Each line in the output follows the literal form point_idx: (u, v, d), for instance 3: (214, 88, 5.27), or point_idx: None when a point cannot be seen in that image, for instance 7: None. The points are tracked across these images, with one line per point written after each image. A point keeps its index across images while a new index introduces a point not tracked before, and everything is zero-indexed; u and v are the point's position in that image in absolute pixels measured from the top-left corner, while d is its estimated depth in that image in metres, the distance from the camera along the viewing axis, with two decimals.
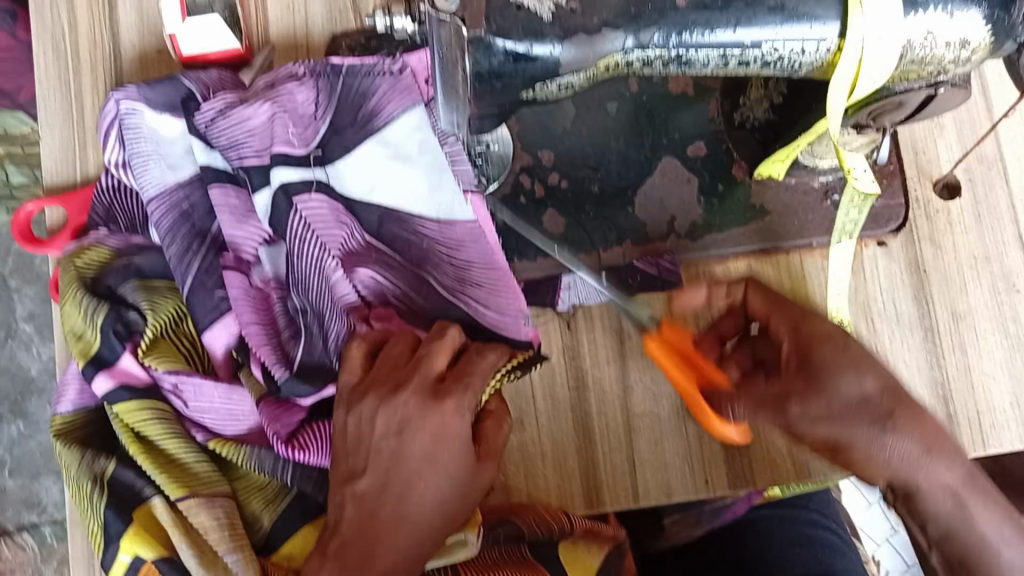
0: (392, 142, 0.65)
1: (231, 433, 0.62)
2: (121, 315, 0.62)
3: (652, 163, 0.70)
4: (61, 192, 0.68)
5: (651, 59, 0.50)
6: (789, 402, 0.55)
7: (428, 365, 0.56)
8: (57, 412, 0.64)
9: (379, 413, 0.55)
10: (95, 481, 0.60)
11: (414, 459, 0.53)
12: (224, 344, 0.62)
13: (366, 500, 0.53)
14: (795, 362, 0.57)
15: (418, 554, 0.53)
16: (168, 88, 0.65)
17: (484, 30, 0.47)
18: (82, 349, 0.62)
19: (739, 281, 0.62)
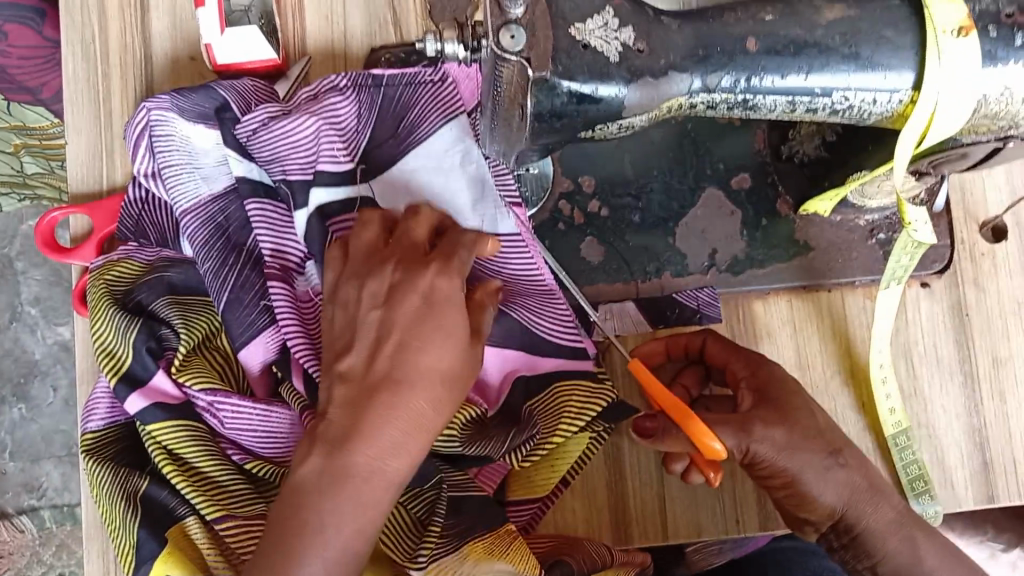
0: (431, 152, 0.62)
1: (267, 453, 0.60)
2: (154, 331, 0.61)
3: (695, 194, 0.68)
4: (87, 199, 0.66)
5: (717, 102, 0.48)
6: (754, 424, 0.58)
7: (408, 239, 0.55)
8: (86, 429, 0.62)
9: (366, 285, 0.54)
10: (127, 501, 0.58)
11: (404, 325, 0.52)
12: (261, 360, 0.60)
13: (355, 376, 0.52)
14: (754, 398, 0.60)
15: (414, 430, 0.51)
16: (201, 97, 0.62)
17: (550, 71, 0.44)
18: (112, 365, 0.60)
19: (701, 330, 0.64)
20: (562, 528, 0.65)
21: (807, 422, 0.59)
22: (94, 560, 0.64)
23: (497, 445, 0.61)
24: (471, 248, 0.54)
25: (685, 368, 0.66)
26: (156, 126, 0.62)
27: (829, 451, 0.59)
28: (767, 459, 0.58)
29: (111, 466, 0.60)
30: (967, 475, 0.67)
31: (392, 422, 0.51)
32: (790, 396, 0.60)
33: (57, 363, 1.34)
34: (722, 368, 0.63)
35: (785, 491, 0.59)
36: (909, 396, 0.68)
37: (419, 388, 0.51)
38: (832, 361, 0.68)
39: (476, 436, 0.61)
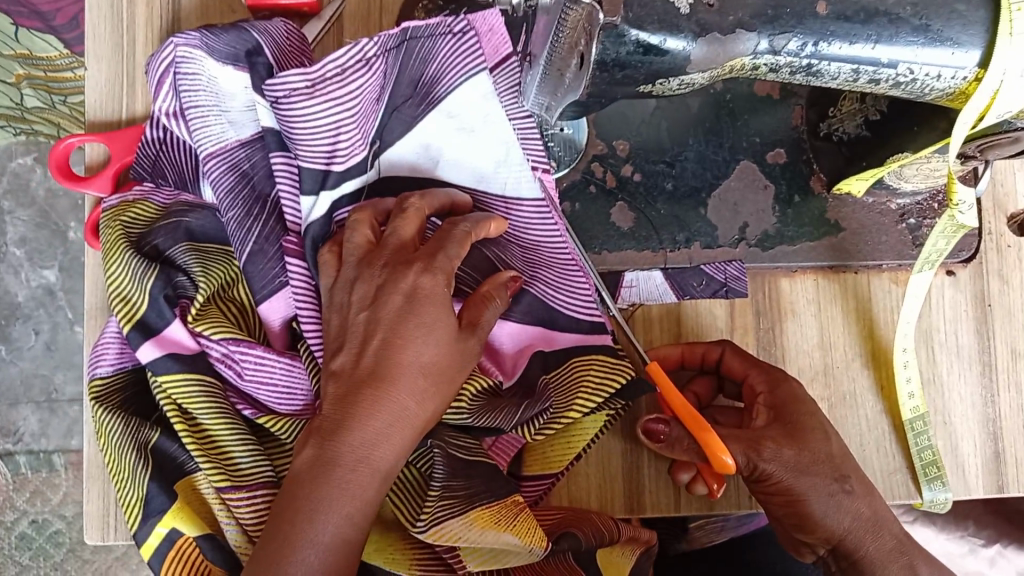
0: (454, 113, 0.57)
1: (284, 410, 0.57)
2: (170, 279, 0.57)
3: (730, 165, 0.67)
4: (106, 129, 0.64)
5: (780, 65, 0.47)
6: (765, 443, 0.59)
7: (396, 236, 0.53)
8: (92, 377, 0.58)
9: (357, 285, 0.52)
10: (137, 454, 0.56)
11: (390, 320, 0.50)
12: (282, 315, 0.58)
13: (346, 371, 0.50)
14: (772, 416, 0.61)
15: (402, 427, 0.49)
16: (233, 37, 0.57)
17: (620, 18, 0.43)
18: (126, 312, 0.57)
19: (719, 340, 0.64)
20: (575, 498, 0.64)
21: (818, 448, 0.60)
22: (94, 502, 0.62)
23: (508, 416, 0.58)
24: (460, 245, 0.52)
25: (699, 377, 0.66)
26: (181, 65, 0.57)
27: (836, 477, 0.60)
28: (777, 478, 0.59)
29: (119, 416, 0.57)
30: (978, 464, 0.67)
31: (380, 419, 0.48)
32: (806, 415, 0.61)
33: (41, 308, 1.30)
34: (738, 380, 0.64)
35: (788, 507, 0.60)
36: (928, 383, 0.68)
37: (408, 381, 0.49)
38: (854, 343, 0.68)
39: (485, 408, 0.58)
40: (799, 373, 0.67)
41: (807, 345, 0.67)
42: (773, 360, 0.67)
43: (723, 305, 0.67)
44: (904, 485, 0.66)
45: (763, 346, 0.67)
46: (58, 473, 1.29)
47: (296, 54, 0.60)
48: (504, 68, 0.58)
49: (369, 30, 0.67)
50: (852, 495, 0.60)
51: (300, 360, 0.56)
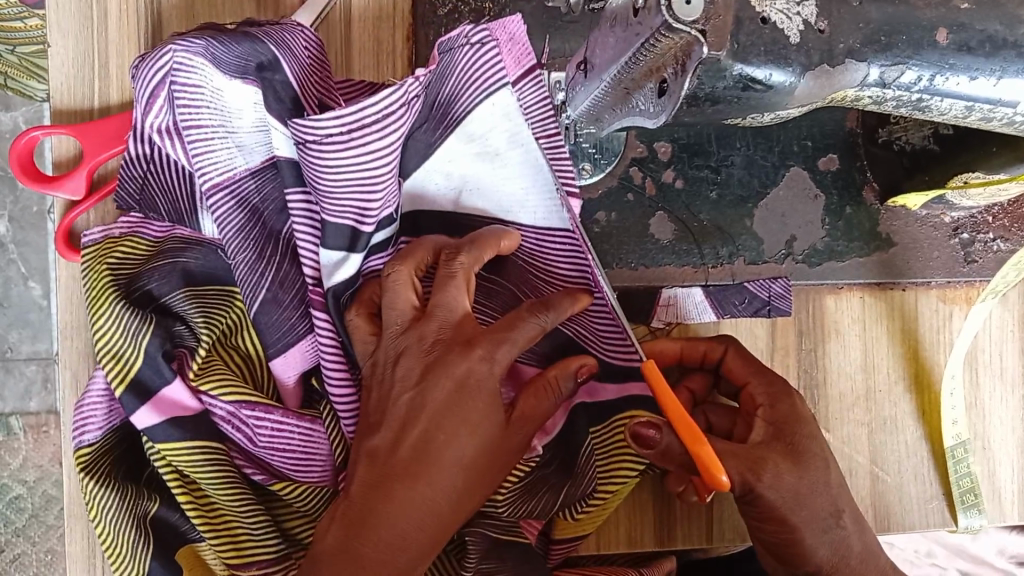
0: (476, 135, 0.51)
1: (303, 478, 0.52)
2: (168, 330, 0.53)
3: (779, 172, 0.62)
4: (76, 119, 0.55)
5: (887, 99, 0.41)
6: (766, 465, 0.50)
7: (449, 310, 0.47)
8: (79, 444, 0.53)
9: (400, 361, 0.46)
10: (136, 529, 0.52)
11: (435, 409, 0.45)
12: (297, 370, 0.53)
13: (380, 456, 0.45)
14: (771, 433, 0.53)
15: (434, 528, 0.44)
16: (245, 49, 0.48)
17: (724, 52, 0.36)
18: (117, 372, 0.51)
19: (722, 337, 0.57)
20: (603, 545, 0.60)
21: (817, 479, 0.52)
22: (77, 542, 0.56)
23: (550, 500, 0.55)
24: (528, 339, 0.46)
25: (693, 372, 0.59)
26: (178, 76, 0.47)
27: (831, 510, 0.52)
28: (770, 507, 0.50)
29: (114, 487, 0.52)
30: (1015, 490, 0.64)
31: (412, 519, 0.44)
32: (806, 433, 0.53)
33: None
34: (738, 385, 0.56)
35: (778, 535, 0.52)
36: (969, 407, 0.64)
37: (444, 480, 0.45)
38: (896, 365, 0.63)
39: (524, 495, 0.55)
40: (840, 397, 0.63)
41: (849, 368, 0.63)
42: (814, 383, 0.63)
43: (763, 325, 0.62)
44: (939, 513, 0.63)
45: (804, 368, 0.63)
46: (16, 436, 1.17)
47: (314, 70, 0.52)
48: (530, 80, 0.51)
49: (382, 7, 0.58)
50: (862, 539, 0.55)
51: (321, 422, 0.52)
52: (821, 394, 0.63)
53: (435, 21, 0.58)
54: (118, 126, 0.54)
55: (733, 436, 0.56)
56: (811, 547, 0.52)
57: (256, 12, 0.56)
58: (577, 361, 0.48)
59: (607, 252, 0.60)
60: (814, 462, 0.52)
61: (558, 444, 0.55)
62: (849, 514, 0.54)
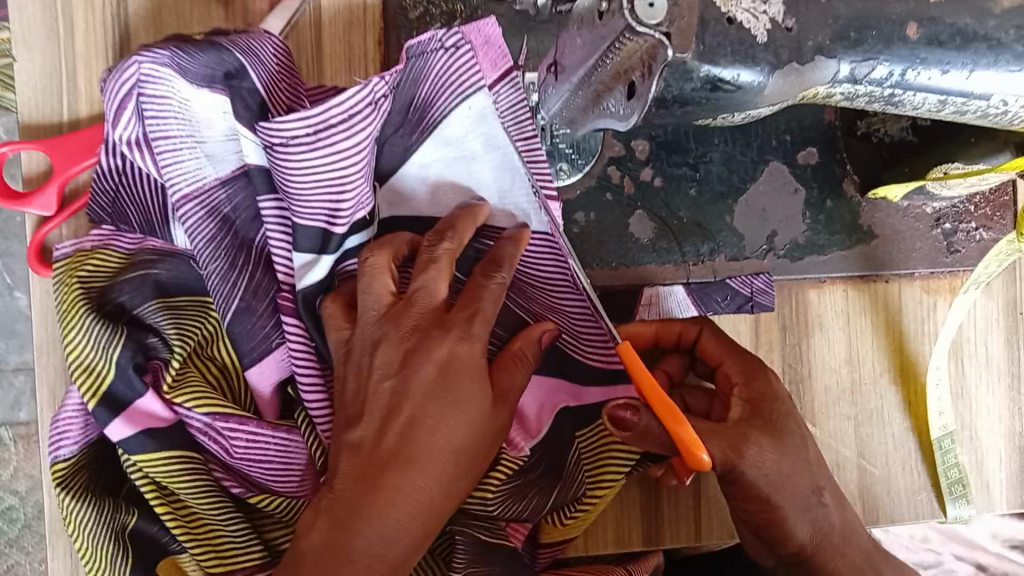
0: (452, 140, 0.51)
1: (281, 487, 0.52)
2: (141, 342, 0.52)
3: (758, 167, 0.61)
4: (44, 133, 0.55)
5: (859, 94, 0.41)
6: (748, 442, 0.49)
7: (428, 294, 0.46)
8: (55, 459, 0.52)
9: (378, 349, 0.46)
10: (115, 543, 0.51)
11: (419, 395, 0.44)
12: (274, 379, 0.52)
13: (365, 448, 0.44)
14: (750, 411, 0.53)
15: (426, 516, 0.44)
16: (211, 58, 0.48)
17: (690, 53, 0.36)
18: (90, 385, 0.51)
19: (697, 318, 0.57)
20: (592, 548, 0.60)
21: (797, 453, 0.51)
22: (59, 560, 0.55)
23: (540, 501, 0.55)
24: (495, 301, 0.47)
25: (669, 353, 0.58)
26: (144, 87, 0.47)
27: (813, 489, 0.52)
28: (752, 488, 0.50)
29: (91, 502, 0.51)
30: (1003, 479, 0.64)
31: (404, 507, 0.43)
32: (783, 410, 0.53)
33: None
34: (714, 366, 0.56)
35: (761, 516, 0.51)
36: (956, 397, 0.64)
37: (434, 465, 0.44)
38: (881, 358, 0.63)
39: (514, 496, 0.54)
40: (825, 391, 0.63)
41: (832, 362, 0.63)
42: (798, 378, 0.62)
43: (746, 321, 0.61)
44: (927, 504, 0.63)
45: (788, 363, 0.62)
46: (6, 447, 1.16)
47: (284, 77, 0.51)
48: (506, 83, 0.50)
49: (351, 12, 0.57)
50: (843, 516, 0.54)
51: (297, 431, 0.51)
52: (806, 389, 0.62)
53: (406, 24, 0.57)
54: (88, 137, 0.53)
55: (711, 416, 0.56)
56: (793, 527, 0.51)
57: (224, 21, 0.55)
58: (538, 329, 0.49)
59: (587, 252, 0.60)
60: (793, 440, 0.52)
61: (544, 446, 0.55)
62: (835, 509, 0.54)
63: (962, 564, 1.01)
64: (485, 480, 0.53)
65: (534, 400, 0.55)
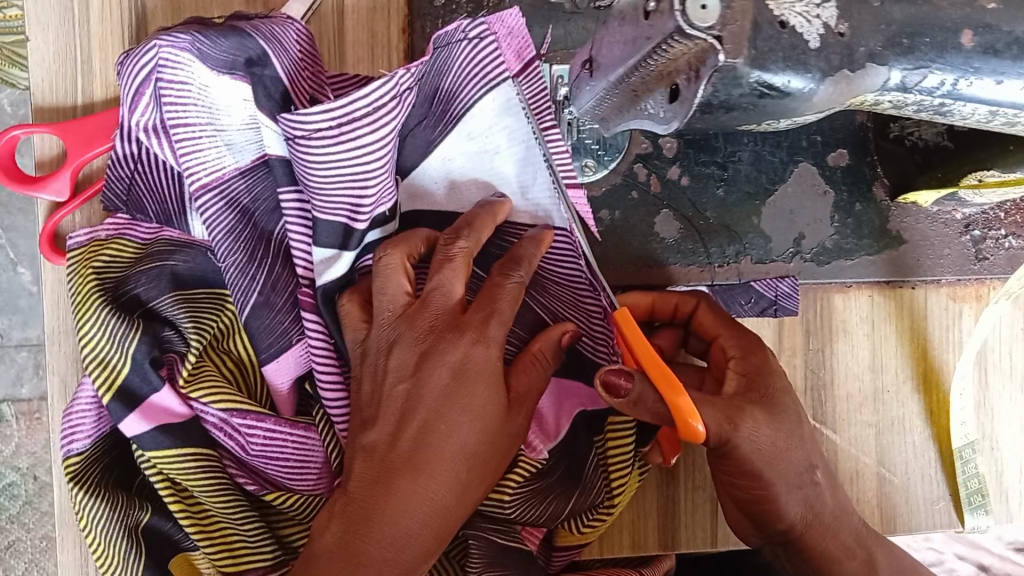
0: (475, 134, 0.49)
1: (297, 486, 0.50)
2: (157, 335, 0.50)
3: (788, 169, 0.60)
4: (58, 117, 0.53)
5: (908, 103, 0.39)
6: (743, 416, 0.48)
7: (444, 296, 0.45)
8: (67, 453, 0.51)
9: (393, 351, 0.45)
10: (128, 540, 0.50)
11: (432, 399, 0.43)
12: (290, 376, 0.51)
13: (378, 451, 0.44)
14: (742, 385, 0.52)
15: (439, 522, 0.43)
16: (233, 44, 0.46)
17: (742, 59, 0.34)
18: (105, 379, 0.49)
19: (694, 291, 0.56)
20: (606, 551, 0.59)
21: (792, 430, 0.50)
22: (69, 552, 0.55)
23: (558, 506, 0.54)
24: (514, 304, 0.45)
25: (664, 328, 0.58)
26: (163, 72, 0.46)
27: (806, 466, 0.51)
28: (743, 461, 0.49)
29: (104, 497, 0.50)
30: (1022, 490, 0.63)
31: (416, 513, 0.43)
32: (779, 386, 0.52)
33: None
34: (709, 340, 0.56)
35: (751, 493, 0.51)
36: (978, 407, 0.63)
37: (447, 471, 0.43)
38: (904, 364, 0.62)
39: (535, 497, 0.53)
40: (846, 398, 0.62)
41: (856, 368, 0.62)
42: (819, 384, 0.61)
43: (771, 324, 0.60)
44: (945, 514, 0.63)
45: (809, 368, 0.61)
46: (8, 423, 1.15)
47: (308, 65, 0.49)
48: (529, 75, 0.49)
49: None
50: (834, 498, 0.54)
51: (314, 429, 0.50)
52: (827, 395, 0.62)
53: (431, 12, 0.56)
54: (102, 122, 0.52)
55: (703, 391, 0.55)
56: (783, 503, 0.51)
57: (244, 6, 0.54)
58: (557, 328, 0.47)
59: (611, 252, 0.58)
60: (789, 417, 0.51)
61: (562, 451, 0.54)
62: (848, 516, 0.54)
63: (964, 563, 0.93)
64: (502, 483, 0.53)
65: (552, 401, 0.54)
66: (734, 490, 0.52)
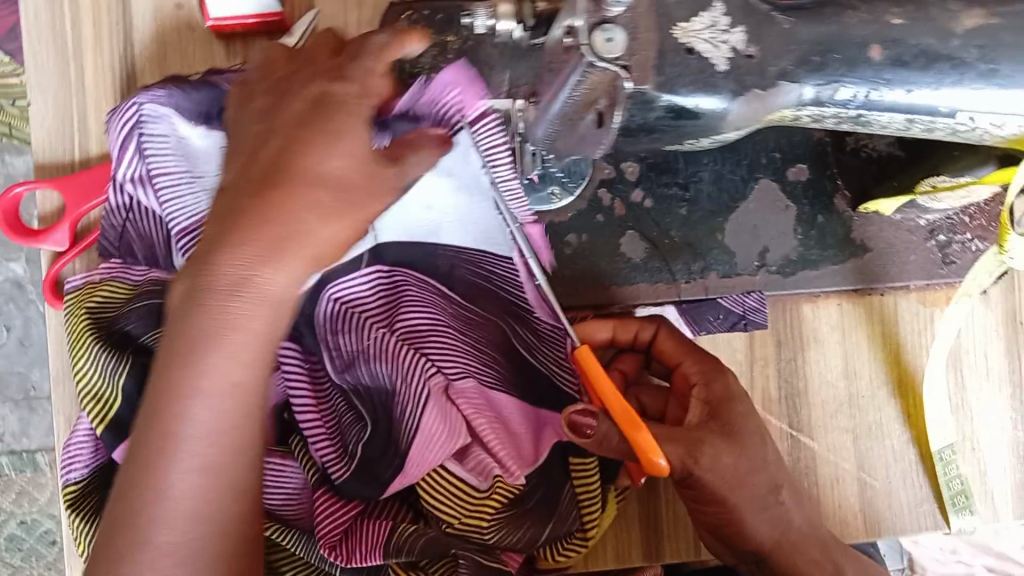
0: (452, 172, 0.53)
1: (274, 510, 0.55)
2: (145, 369, 0.53)
3: (749, 185, 0.62)
4: (57, 172, 0.58)
5: (826, 116, 0.42)
6: (703, 447, 0.52)
7: None
8: (66, 481, 0.55)
9: (257, 99, 0.46)
10: None
11: (289, 122, 0.43)
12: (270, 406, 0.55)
13: (233, 185, 0.43)
14: (706, 412, 0.55)
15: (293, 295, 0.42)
16: (206, 96, 0.52)
17: (650, 84, 0.37)
18: (99, 412, 0.53)
19: (653, 319, 0.58)
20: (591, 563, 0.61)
21: (755, 453, 0.54)
22: None
23: (535, 532, 0.56)
24: None
25: (625, 353, 0.60)
26: (145, 126, 0.51)
27: (770, 487, 0.55)
28: (710, 490, 0.53)
29: (96, 524, 0.53)
30: (1007, 490, 0.64)
31: (263, 232, 0.41)
32: (741, 411, 0.55)
33: (9, 303, 1.13)
34: (671, 364, 0.58)
35: (719, 516, 0.54)
36: (956, 408, 0.64)
37: (278, 288, 0.42)
38: (878, 370, 0.64)
39: (512, 523, 0.56)
40: (822, 405, 0.63)
41: (830, 375, 0.63)
42: (793, 393, 0.63)
43: (741, 338, 0.63)
44: (930, 516, 0.63)
45: (783, 377, 0.63)
46: None
47: None
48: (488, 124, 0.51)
49: None
50: (805, 517, 0.56)
51: (293, 457, 0.55)
52: (802, 403, 0.63)
53: None
54: (97, 176, 0.56)
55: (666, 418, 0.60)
56: (750, 525, 0.54)
57: (227, 61, 0.58)
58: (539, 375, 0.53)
59: (581, 274, 0.61)
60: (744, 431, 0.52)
61: (539, 474, 0.56)
62: (788, 489, 0.56)
63: None
64: (478, 508, 0.55)
65: (531, 428, 0.57)
66: (700, 515, 0.55)
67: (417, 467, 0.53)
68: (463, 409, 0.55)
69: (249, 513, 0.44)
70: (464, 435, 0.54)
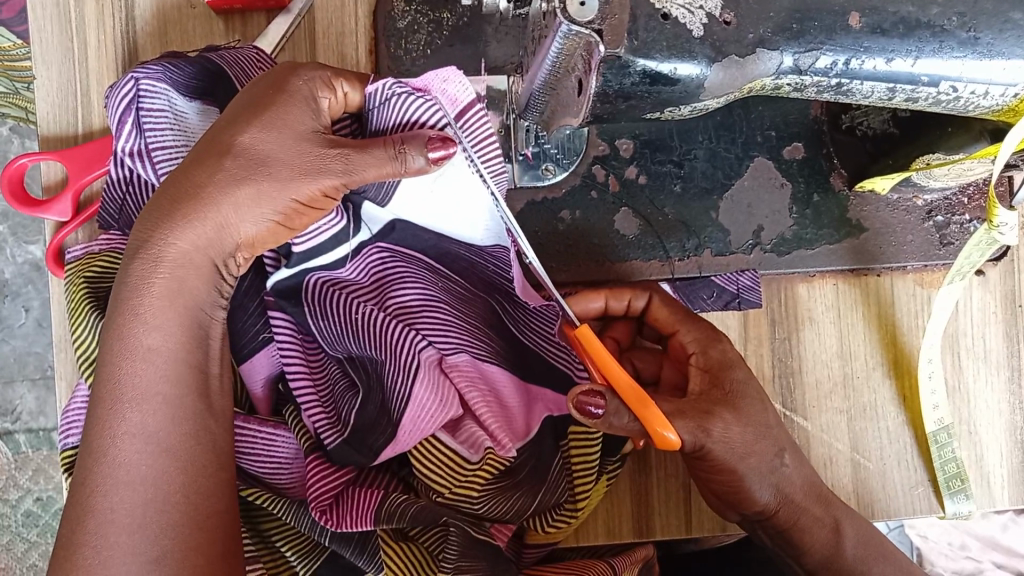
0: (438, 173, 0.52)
1: (264, 477, 0.56)
2: None
3: (743, 163, 0.62)
4: (61, 146, 0.59)
5: (805, 84, 0.43)
6: (715, 421, 0.50)
7: None
8: (64, 446, 0.56)
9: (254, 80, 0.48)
10: None
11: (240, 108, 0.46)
12: (264, 375, 0.56)
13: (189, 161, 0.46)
14: (707, 380, 0.53)
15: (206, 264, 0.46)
16: (198, 71, 0.54)
17: (624, 48, 0.38)
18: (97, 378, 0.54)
19: (644, 287, 0.57)
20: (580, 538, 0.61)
21: (760, 420, 0.52)
22: None
23: (524, 503, 0.56)
24: None
25: (617, 321, 0.60)
26: (143, 101, 0.52)
27: (776, 451, 0.53)
28: (719, 461, 0.50)
29: None
30: (1004, 474, 0.63)
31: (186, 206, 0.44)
32: (739, 379, 0.53)
33: (30, 284, 1.15)
34: (668, 333, 0.57)
35: (726, 485, 0.52)
36: (952, 391, 0.63)
37: (188, 255, 0.45)
38: (874, 351, 0.63)
39: (502, 493, 0.55)
40: (816, 384, 0.63)
41: (824, 355, 0.63)
42: (788, 372, 0.63)
43: (735, 316, 0.62)
44: (925, 499, 0.63)
45: (777, 357, 0.63)
46: None
47: None
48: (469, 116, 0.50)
49: (345, 25, 0.60)
50: (801, 472, 0.55)
51: (285, 426, 0.56)
52: (796, 382, 0.63)
53: (395, 33, 0.59)
54: (99, 148, 0.58)
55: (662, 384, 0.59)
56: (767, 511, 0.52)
57: (225, 36, 0.60)
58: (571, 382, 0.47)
59: (574, 250, 0.61)
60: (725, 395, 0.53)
61: (529, 448, 0.57)
62: (790, 452, 0.54)
63: None
64: (468, 479, 0.55)
65: (522, 402, 0.57)
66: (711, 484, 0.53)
67: (408, 436, 0.54)
68: (456, 383, 0.56)
69: (212, 486, 0.44)
70: (456, 405, 0.55)
